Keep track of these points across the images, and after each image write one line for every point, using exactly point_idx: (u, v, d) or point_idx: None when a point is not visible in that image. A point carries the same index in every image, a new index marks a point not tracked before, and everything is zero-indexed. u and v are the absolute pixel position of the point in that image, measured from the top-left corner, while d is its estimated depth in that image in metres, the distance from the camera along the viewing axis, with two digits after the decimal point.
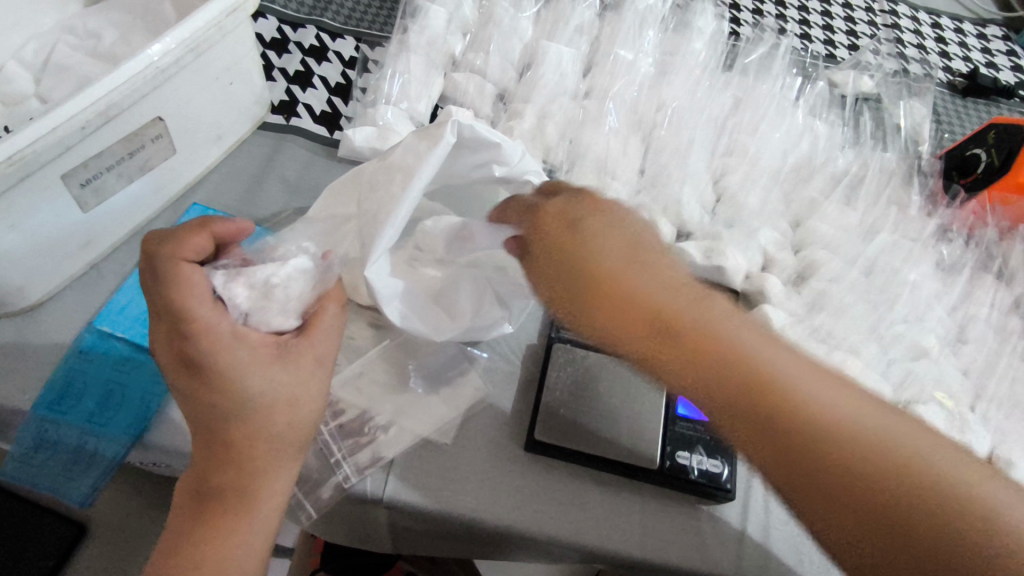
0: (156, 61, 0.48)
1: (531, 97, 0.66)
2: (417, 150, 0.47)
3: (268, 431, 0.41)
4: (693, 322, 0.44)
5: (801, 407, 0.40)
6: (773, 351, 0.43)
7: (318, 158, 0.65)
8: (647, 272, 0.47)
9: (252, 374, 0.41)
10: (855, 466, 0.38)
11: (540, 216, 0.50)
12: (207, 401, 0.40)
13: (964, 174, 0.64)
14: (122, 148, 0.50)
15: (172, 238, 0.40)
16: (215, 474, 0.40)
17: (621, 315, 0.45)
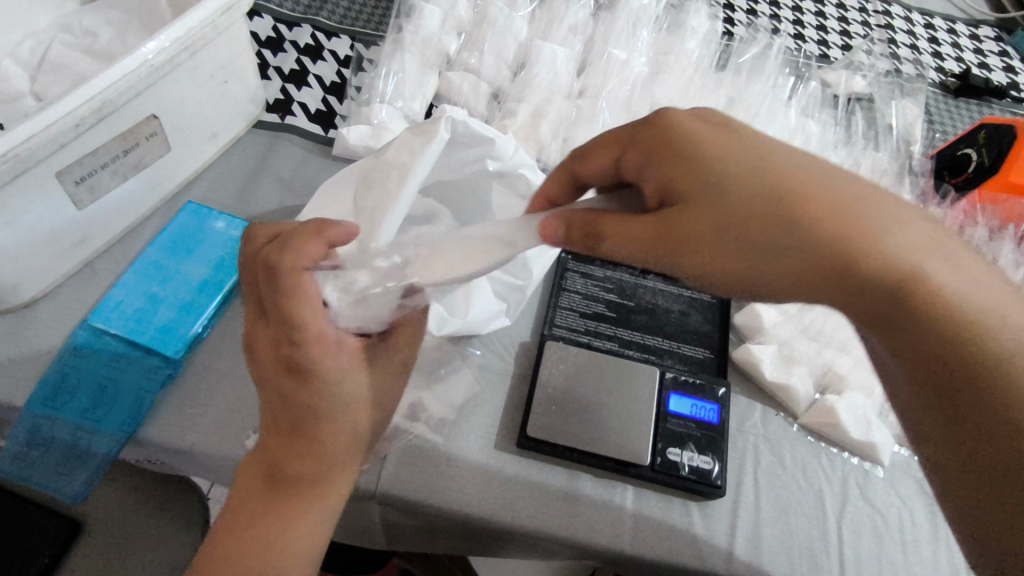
0: (151, 59, 0.49)
1: (525, 96, 0.66)
2: (410, 147, 0.48)
3: (355, 435, 0.41)
4: (828, 205, 0.31)
5: (961, 310, 0.30)
6: (932, 252, 0.30)
7: (312, 157, 0.65)
8: (756, 151, 0.34)
9: (346, 379, 0.40)
10: (999, 396, 0.29)
11: (597, 160, 0.40)
12: (297, 400, 0.39)
13: (956, 173, 0.65)
14: (117, 146, 0.50)
15: (292, 244, 0.38)
16: (297, 468, 0.40)
17: (770, 252, 0.32)
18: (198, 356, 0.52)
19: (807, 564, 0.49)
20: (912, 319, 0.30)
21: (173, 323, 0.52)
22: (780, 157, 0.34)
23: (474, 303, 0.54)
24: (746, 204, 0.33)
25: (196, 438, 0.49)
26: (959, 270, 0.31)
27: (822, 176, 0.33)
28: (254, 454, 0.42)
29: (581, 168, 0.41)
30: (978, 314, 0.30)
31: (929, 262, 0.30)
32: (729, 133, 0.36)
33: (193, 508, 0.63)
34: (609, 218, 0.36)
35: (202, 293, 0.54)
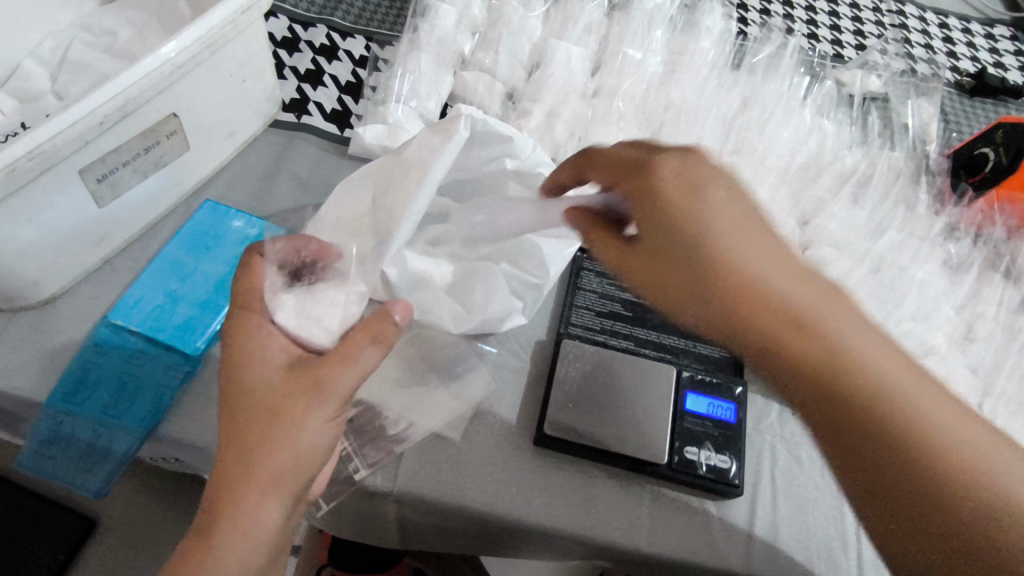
0: (173, 58, 0.49)
1: (540, 95, 0.66)
2: (431, 144, 0.47)
3: (263, 457, 0.38)
4: (737, 271, 0.37)
5: (839, 379, 0.34)
6: (828, 326, 0.35)
7: (329, 155, 0.65)
8: (709, 209, 0.39)
9: (259, 394, 0.40)
10: (872, 436, 0.33)
11: (603, 172, 0.45)
12: (225, 382, 0.41)
13: (973, 172, 0.64)
14: (138, 144, 0.51)
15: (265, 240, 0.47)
16: (209, 497, 0.38)
17: (702, 303, 0.38)
18: (217, 352, 0.52)
19: (825, 564, 0.48)
20: (816, 366, 0.35)
21: (192, 321, 0.52)
22: (726, 210, 0.39)
23: (491, 302, 0.53)
24: (694, 257, 0.39)
25: (216, 434, 0.49)
26: (847, 332, 0.35)
27: (726, 234, 0.38)
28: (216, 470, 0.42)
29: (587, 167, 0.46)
30: (884, 386, 0.34)
31: (828, 325, 0.35)
32: (660, 174, 0.40)
33: (196, 507, 0.64)
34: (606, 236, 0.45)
35: (221, 290, 0.54)
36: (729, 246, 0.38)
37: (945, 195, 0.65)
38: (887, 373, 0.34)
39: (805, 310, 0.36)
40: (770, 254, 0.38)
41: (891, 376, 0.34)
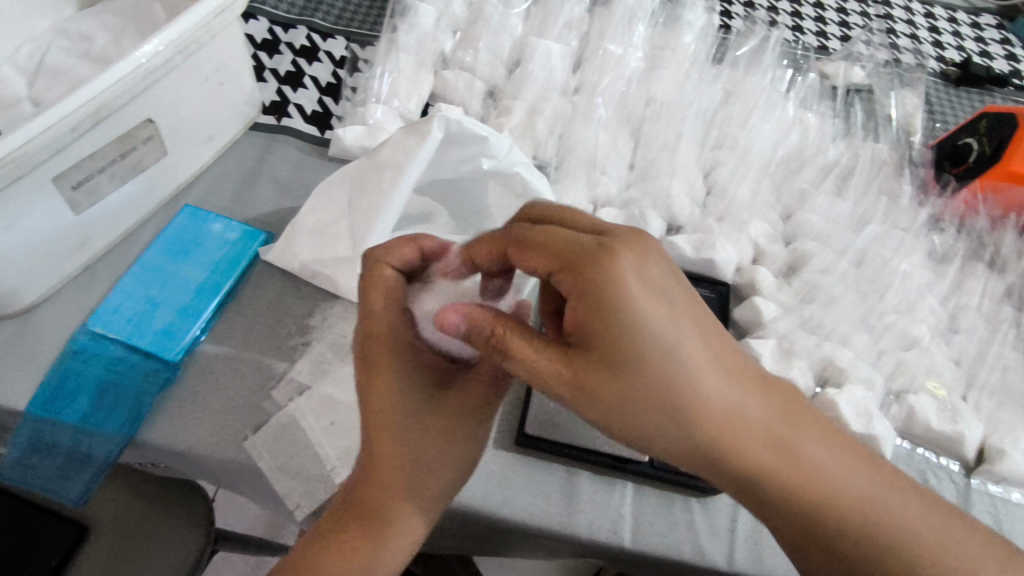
0: (145, 63, 0.48)
1: (521, 93, 0.66)
2: (405, 146, 0.49)
3: (422, 477, 0.41)
4: (676, 386, 0.34)
5: (793, 484, 0.36)
6: (778, 434, 0.36)
7: (309, 158, 0.65)
8: (654, 317, 0.34)
9: (410, 395, 0.42)
10: (832, 537, 0.36)
11: (533, 253, 0.37)
12: (366, 402, 0.42)
13: (957, 163, 0.64)
14: (114, 150, 0.51)
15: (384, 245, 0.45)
16: (363, 485, 0.41)
17: (682, 442, 0.35)
18: (196, 358, 0.52)
19: None
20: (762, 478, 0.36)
21: (171, 327, 0.52)
22: (667, 335, 0.35)
23: None
24: (648, 403, 0.34)
25: (196, 439, 0.49)
26: (791, 435, 0.36)
27: (666, 346, 0.34)
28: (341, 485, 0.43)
29: (518, 251, 0.37)
30: (826, 480, 0.36)
31: (776, 435, 0.36)
32: (618, 266, 0.35)
33: (197, 508, 0.62)
34: (516, 334, 0.36)
35: (201, 295, 0.54)
36: (693, 368, 0.35)
37: (928, 186, 0.65)
38: (842, 475, 0.37)
39: (758, 421, 0.36)
40: (705, 343, 0.35)
41: (852, 487, 0.36)
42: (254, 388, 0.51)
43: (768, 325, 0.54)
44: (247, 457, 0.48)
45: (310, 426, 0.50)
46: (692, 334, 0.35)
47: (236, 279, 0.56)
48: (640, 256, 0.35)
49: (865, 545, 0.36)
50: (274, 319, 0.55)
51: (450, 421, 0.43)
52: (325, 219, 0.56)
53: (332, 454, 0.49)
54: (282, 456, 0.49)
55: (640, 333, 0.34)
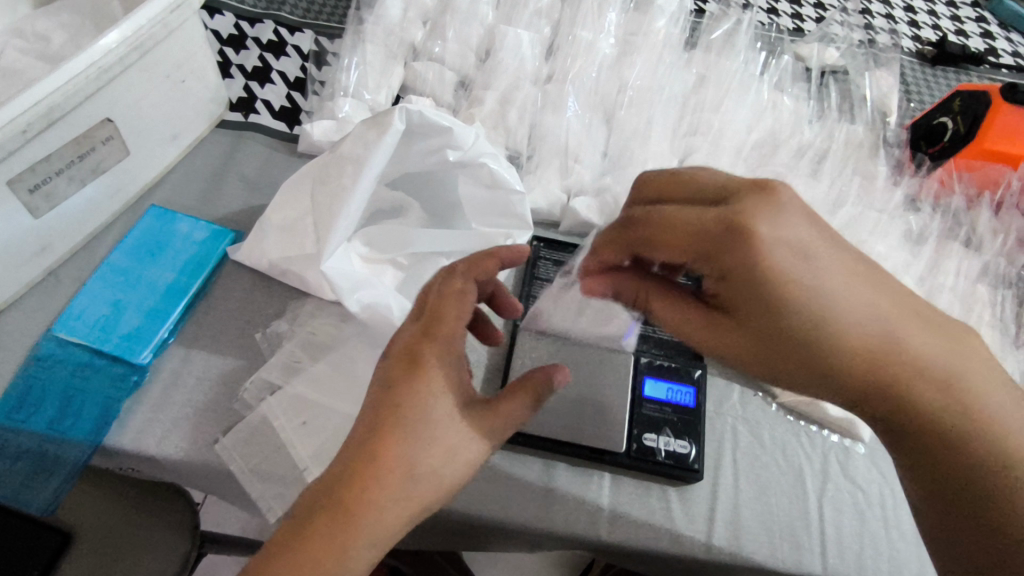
0: (98, 61, 0.47)
1: (491, 83, 0.65)
2: (365, 139, 0.48)
3: (428, 489, 0.35)
4: (816, 329, 0.35)
5: (924, 417, 0.36)
6: (918, 372, 0.35)
7: (278, 154, 0.64)
8: (812, 277, 0.35)
9: (439, 397, 0.36)
10: (980, 479, 0.35)
11: (664, 242, 0.37)
12: (399, 391, 0.36)
13: (932, 142, 0.64)
14: (71, 151, 0.49)
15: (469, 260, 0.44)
16: (340, 477, 0.34)
17: (828, 382, 0.36)
18: (165, 361, 0.51)
19: (789, 544, 0.48)
20: (904, 414, 0.36)
21: (138, 330, 0.51)
22: (824, 284, 0.35)
23: None
24: (807, 348, 0.36)
25: (165, 444, 0.48)
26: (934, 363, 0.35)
27: (816, 292, 0.35)
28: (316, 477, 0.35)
29: (643, 246, 0.39)
30: (963, 413, 0.35)
31: (912, 379, 0.35)
32: (759, 239, 0.34)
33: (180, 513, 0.61)
34: (657, 296, 0.42)
35: (169, 297, 0.53)
36: (843, 311, 0.35)
37: (904, 165, 0.65)
38: (1004, 410, 0.36)
39: (900, 355, 0.35)
40: (845, 289, 0.35)
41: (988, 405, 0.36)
42: (224, 390, 0.50)
43: None
44: (217, 460, 0.47)
45: (281, 426, 0.49)
46: (849, 282, 0.35)
47: (204, 279, 0.55)
48: (784, 210, 0.35)
49: (1002, 493, 0.35)
50: (245, 319, 0.54)
51: (465, 439, 0.36)
52: (292, 216, 0.54)
53: (303, 454, 0.48)
54: (253, 458, 0.48)
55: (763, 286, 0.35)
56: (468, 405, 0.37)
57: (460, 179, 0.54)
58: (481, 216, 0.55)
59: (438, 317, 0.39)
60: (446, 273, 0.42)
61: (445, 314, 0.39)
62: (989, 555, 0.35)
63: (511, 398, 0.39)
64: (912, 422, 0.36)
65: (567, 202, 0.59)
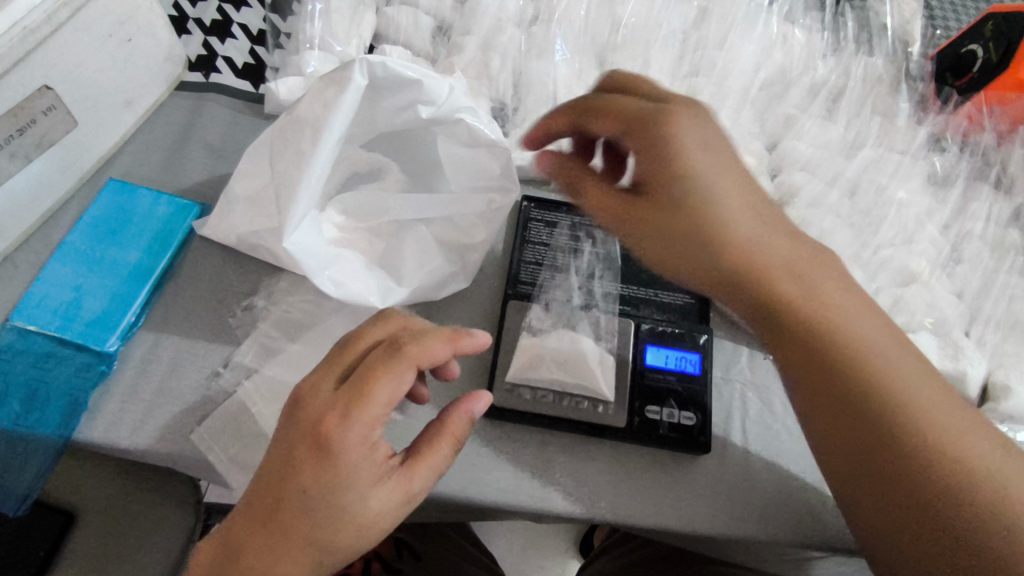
0: (23, 22, 0.43)
1: (472, 27, 0.59)
2: (324, 99, 0.43)
3: (335, 557, 0.35)
4: (749, 237, 0.40)
5: (836, 344, 0.38)
6: (822, 297, 0.39)
7: (243, 117, 0.59)
8: (715, 182, 0.40)
9: (355, 484, 0.35)
10: (875, 414, 0.37)
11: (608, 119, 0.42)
12: (307, 475, 0.34)
13: (960, 74, 0.58)
14: (7, 124, 0.45)
15: (415, 337, 0.38)
16: (243, 554, 0.34)
17: (737, 290, 0.41)
18: (133, 347, 0.48)
19: (801, 515, 0.45)
20: (816, 340, 0.38)
21: (103, 316, 0.48)
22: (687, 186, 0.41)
23: (423, 266, 0.48)
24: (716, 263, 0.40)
25: (138, 435, 0.45)
26: (833, 295, 0.39)
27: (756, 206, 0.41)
28: (219, 538, 0.36)
29: (587, 119, 0.43)
30: (870, 350, 0.38)
31: (823, 301, 0.39)
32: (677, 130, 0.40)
33: (180, 490, 0.53)
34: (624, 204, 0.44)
35: (134, 279, 0.50)
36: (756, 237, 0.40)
37: (929, 101, 0.59)
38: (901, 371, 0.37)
39: (809, 283, 0.40)
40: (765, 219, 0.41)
41: (886, 361, 0.38)
42: (197, 375, 0.47)
43: None
44: (194, 451, 0.45)
45: (260, 412, 0.46)
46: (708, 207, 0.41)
47: (171, 258, 0.51)
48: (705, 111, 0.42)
49: (890, 429, 0.36)
50: (216, 299, 0.50)
51: (381, 512, 0.36)
52: (258, 186, 0.50)
53: None
54: (233, 448, 0.45)
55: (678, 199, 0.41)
56: (385, 477, 0.36)
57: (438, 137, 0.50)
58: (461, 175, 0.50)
59: (362, 399, 0.35)
60: (389, 349, 0.37)
61: (372, 398, 0.36)
62: (883, 471, 0.36)
63: (427, 455, 0.38)
64: (822, 350, 0.38)
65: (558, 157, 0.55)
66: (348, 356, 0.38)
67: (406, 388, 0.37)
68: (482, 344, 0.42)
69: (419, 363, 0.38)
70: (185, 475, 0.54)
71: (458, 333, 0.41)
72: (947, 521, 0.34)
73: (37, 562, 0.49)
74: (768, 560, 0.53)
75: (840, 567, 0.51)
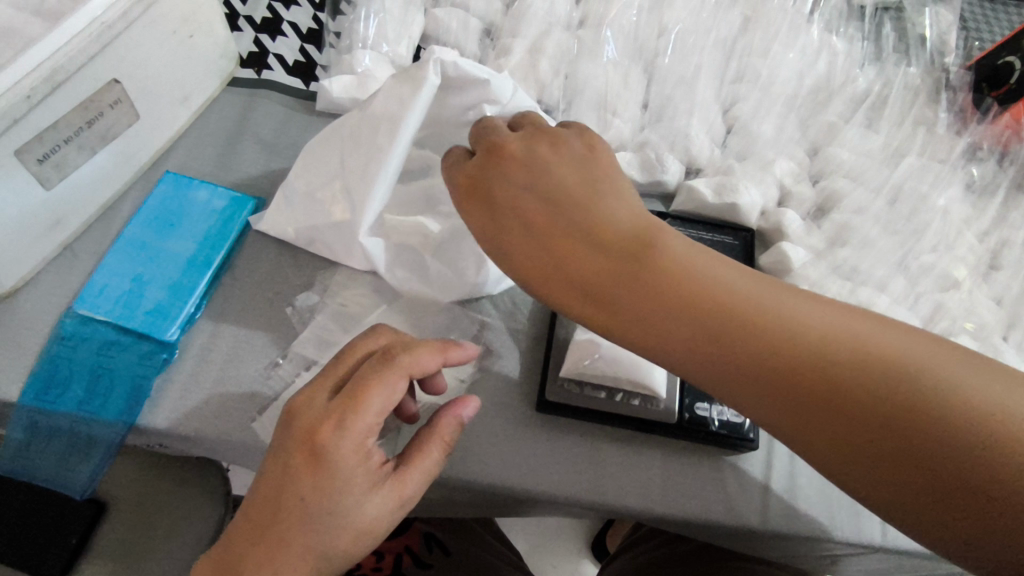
0: (101, 17, 0.44)
1: (520, 30, 0.60)
2: (399, 94, 0.44)
3: (330, 562, 0.36)
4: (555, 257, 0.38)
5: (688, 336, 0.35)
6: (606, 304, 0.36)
7: (295, 114, 0.60)
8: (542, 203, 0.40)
9: (350, 490, 0.36)
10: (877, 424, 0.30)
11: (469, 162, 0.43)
12: (301, 482, 0.36)
13: (997, 85, 0.59)
14: (79, 116, 0.46)
15: (405, 347, 0.39)
16: (244, 560, 0.36)
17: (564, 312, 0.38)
18: (193, 337, 0.49)
19: (846, 512, 0.46)
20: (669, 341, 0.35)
21: (163, 305, 0.49)
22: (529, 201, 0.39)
23: (484, 261, 0.49)
24: (594, 256, 0.37)
25: (199, 423, 0.46)
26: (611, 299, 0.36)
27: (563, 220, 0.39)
28: (221, 547, 0.37)
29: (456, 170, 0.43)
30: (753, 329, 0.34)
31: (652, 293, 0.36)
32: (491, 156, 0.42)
33: (213, 480, 0.55)
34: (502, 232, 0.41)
35: (192, 270, 0.51)
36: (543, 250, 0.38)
37: (967, 111, 0.60)
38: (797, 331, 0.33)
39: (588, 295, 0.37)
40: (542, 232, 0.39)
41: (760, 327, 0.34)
42: (256, 366, 0.48)
43: None
44: (255, 439, 0.46)
45: None
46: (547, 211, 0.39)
47: (227, 251, 0.52)
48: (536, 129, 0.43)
49: (907, 430, 0.30)
50: (273, 292, 0.51)
51: (375, 517, 0.37)
52: (319, 181, 0.51)
53: None
54: None
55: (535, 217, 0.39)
56: (376, 484, 0.37)
57: None
58: None
59: (352, 408, 0.36)
60: (381, 359, 0.38)
61: (364, 407, 0.36)
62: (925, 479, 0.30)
63: (419, 462, 0.38)
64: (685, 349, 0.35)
65: None
66: (342, 368, 0.39)
67: (397, 397, 0.38)
68: (467, 356, 0.42)
69: (410, 371, 0.38)
70: (216, 466, 0.55)
71: (446, 344, 0.41)
72: (954, 472, 0.29)
73: (68, 550, 0.47)
74: (803, 557, 0.54)
75: (875, 566, 0.52)
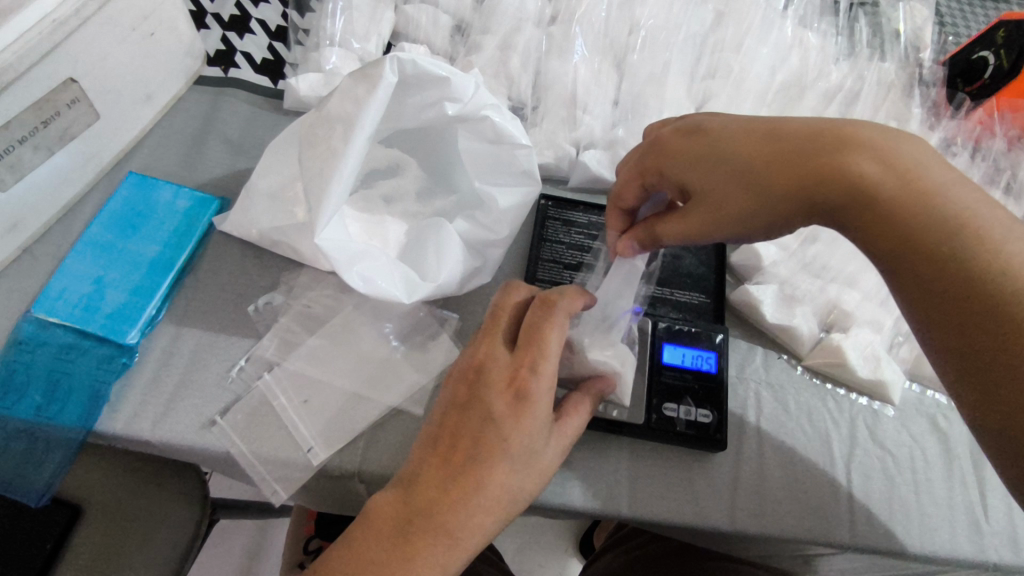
0: (53, 14, 0.43)
1: (490, 27, 0.61)
2: (354, 95, 0.44)
3: (519, 502, 0.36)
4: (732, 183, 0.39)
5: (828, 199, 0.37)
6: (809, 192, 0.37)
7: (262, 113, 0.59)
8: (714, 145, 0.40)
9: (541, 433, 0.37)
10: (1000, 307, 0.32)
11: (645, 165, 0.44)
12: (504, 424, 0.36)
13: (971, 81, 0.61)
14: (33, 116, 0.45)
15: (567, 292, 0.41)
16: (437, 504, 0.34)
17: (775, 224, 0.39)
18: (154, 340, 0.48)
19: (815, 512, 0.46)
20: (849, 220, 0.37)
21: (124, 308, 0.48)
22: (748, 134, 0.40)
23: (445, 263, 0.48)
24: (769, 175, 0.38)
25: (157, 427, 0.45)
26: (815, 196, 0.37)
27: (735, 166, 0.39)
28: (399, 490, 0.36)
29: (655, 162, 0.43)
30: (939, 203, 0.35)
31: (844, 163, 0.37)
32: (676, 143, 0.42)
33: (190, 483, 0.55)
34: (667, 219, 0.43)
35: (155, 272, 0.50)
36: (742, 163, 0.39)
37: (941, 107, 0.61)
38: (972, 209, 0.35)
39: (799, 186, 0.37)
40: (750, 156, 0.39)
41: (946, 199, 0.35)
42: (218, 369, 0.47)
43: (768, 270, 0.55)
44: (215, 443, 0.45)
45: (283, 406, 0.46)
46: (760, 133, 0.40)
47: (190, 252, 0.51)
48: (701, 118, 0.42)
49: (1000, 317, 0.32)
50: (236, 293, 0.51)
51: (551, 464, 0.38)
52: (281, 182, 0.51)
53: (308, 434, 0.46)
54: (254, 440, 0.45)
55: (774, 132, 0.39)
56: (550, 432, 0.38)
57: (460, 134, 0.51)
58: (484, 171, 0.51)
59: (541, 351, 0.37)
60: (545, 304, 0.40)
61: (551, 348, 0.38)
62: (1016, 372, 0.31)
63: (577, 414, 0.40)
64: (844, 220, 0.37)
65: (576, 156, 0.56)
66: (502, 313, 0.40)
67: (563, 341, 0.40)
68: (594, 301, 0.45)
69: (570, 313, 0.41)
70: (196, 469, 0.56)
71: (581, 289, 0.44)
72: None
73: (44, 556, 0.47)
74: (778, 557, 0.53)
75: (849, 564, 0.52)
